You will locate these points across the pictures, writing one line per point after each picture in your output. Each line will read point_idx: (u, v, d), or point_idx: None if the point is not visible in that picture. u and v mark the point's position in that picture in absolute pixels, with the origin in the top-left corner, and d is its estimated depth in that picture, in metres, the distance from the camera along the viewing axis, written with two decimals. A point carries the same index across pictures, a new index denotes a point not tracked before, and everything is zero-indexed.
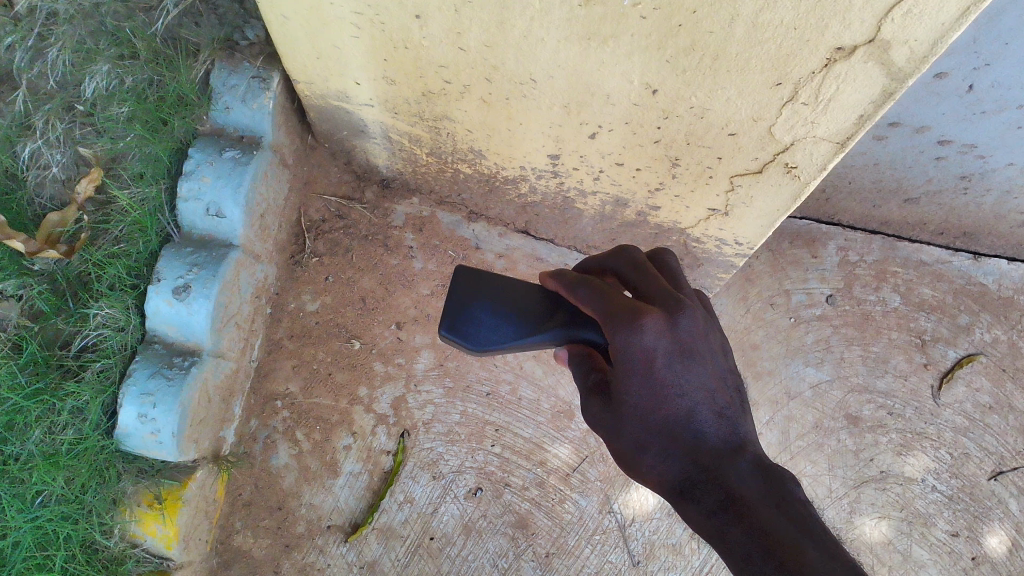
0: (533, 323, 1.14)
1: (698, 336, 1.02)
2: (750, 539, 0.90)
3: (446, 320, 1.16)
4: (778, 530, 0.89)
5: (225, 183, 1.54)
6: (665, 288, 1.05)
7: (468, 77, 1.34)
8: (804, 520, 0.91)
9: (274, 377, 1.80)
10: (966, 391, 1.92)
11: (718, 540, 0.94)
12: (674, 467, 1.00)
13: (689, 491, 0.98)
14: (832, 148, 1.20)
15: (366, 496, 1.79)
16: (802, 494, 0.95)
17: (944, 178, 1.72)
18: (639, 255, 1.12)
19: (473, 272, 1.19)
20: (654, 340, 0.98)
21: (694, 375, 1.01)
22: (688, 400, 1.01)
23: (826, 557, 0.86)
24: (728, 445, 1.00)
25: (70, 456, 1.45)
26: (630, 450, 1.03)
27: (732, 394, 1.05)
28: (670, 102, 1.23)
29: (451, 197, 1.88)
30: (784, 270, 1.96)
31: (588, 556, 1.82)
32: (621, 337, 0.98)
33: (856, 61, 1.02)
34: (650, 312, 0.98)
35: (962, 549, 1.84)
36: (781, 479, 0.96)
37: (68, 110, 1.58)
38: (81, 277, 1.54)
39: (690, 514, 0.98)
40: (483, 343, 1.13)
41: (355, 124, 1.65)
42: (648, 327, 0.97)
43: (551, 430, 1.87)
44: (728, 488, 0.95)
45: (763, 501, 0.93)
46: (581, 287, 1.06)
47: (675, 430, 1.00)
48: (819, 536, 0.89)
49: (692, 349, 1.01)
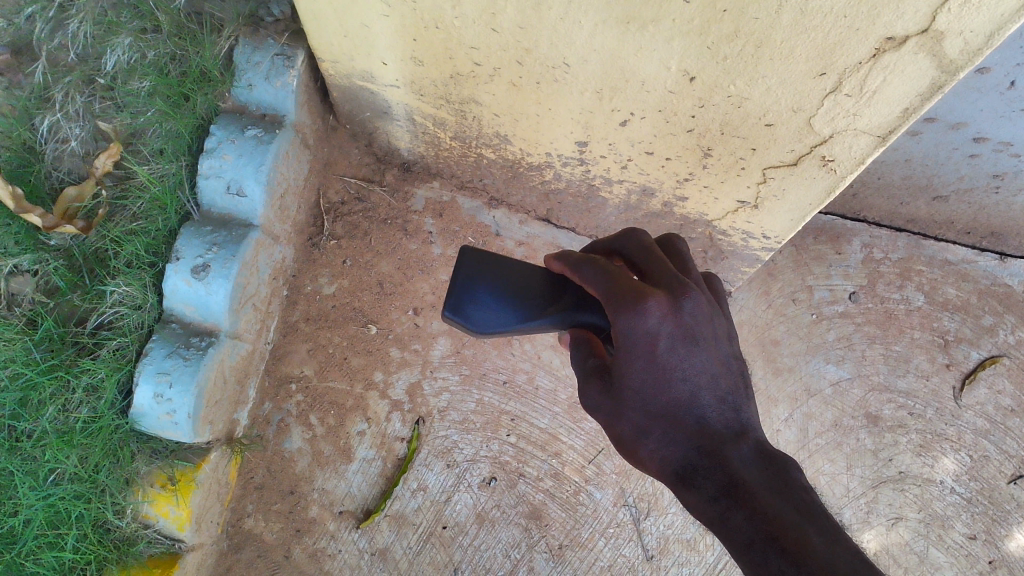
0: (536, 308, 1.12)
1: (703, 319, 0.99)
2: (752, 524, 0.88)
3: (450, 299, 1.12)
4: (781, 515, 0.88)
5: (247, 162, 1.51)
6: (671, 271, 1.01)
7: (499, 59, 1.31)
8: (807, 506, 0.90)
9: (289, 360, 1.78)
10: (988, 393, 1.90)
11: (718, 526, 0.91)
12: (677, 451, 0.98)
13: (690, 476, 0.96)
14: (872, 142, 1.17)
15: (379, 483, 1.77)
16: (803, 481, 0.94)
17: (976, 176, 1.69)
18: (646, 238, 1.08)
19: (479, 253, 1.16)
20: (657, 323, 0.95)
21: (698, 361, 0.99)
22: (691, 384, 0.98)
23: (828, 541, 0.84)
24: (730, 431, 0.98)
25: (85, 434, 1.43)
26: (630, 434, 1.01)
27: (738, 380, 1.03)
28: (707, 90, 1.20)
29: (472, 182, 1.85)
30: (807, 266, 1.93)
31: (601, 549, 1.80)
32: (623, 320, 0.95)
33: (907, 52, 0.99)
34: (655, 295, 0.95)
35: (979, 553, 1.82)
36: (784, 464, 0.95)
37: (88, 83, 1.55)
38: (97, 254, 1.52)
39: (690, 501, 0.96)
40: (486, 327, 1.11)
41: (379, 105, 1.63)
42: (652, 309, 0.95)
43: (567, 421, 1.84)
44: (730, 474, 0.93)
45: (765, 488, 0.92)
46: (587, 266, 1.02)
47: (678, 415, 0.98)
48: (820, 521, 0.88)
49: (695, 332, 0.98)
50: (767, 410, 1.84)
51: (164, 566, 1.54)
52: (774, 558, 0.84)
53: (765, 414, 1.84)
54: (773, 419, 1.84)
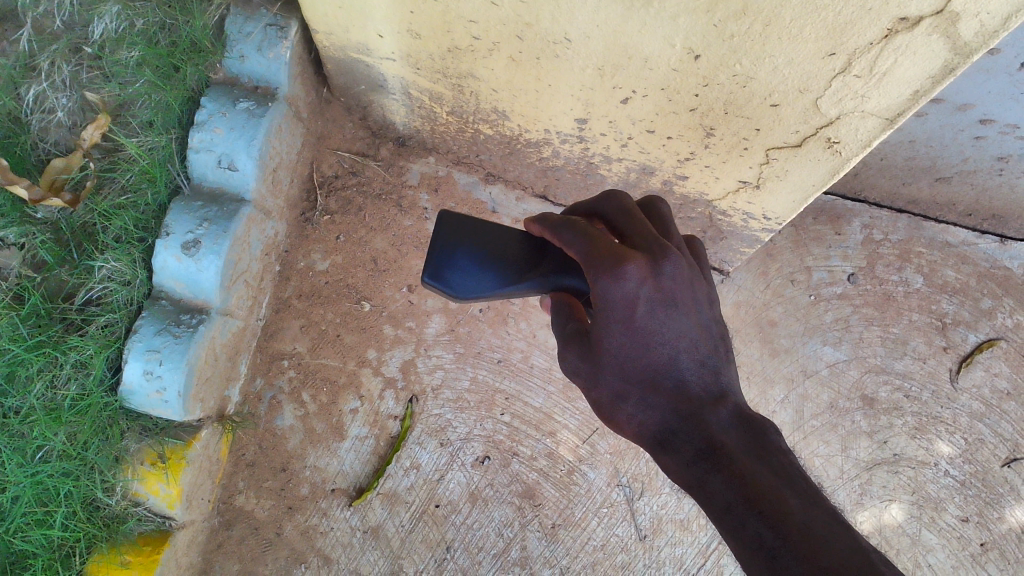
0: (517, 271, 1.08)
1: (683, 283, 0.96)
2: (730, 489, 0.87)
3: (429, 265, 1.07)
4: (760, 478, 0.88)
5: (238, 135, 1.48)
6: (652, 235, 0.97)
7: (499, 34, 1.28)
8: (785, 468, 0.90)
9: (282, 336, 1.75)
10: (984, 375, 1.89)
11: (696, 489, 0.91)
12: (656, 415, 0.96)
13: (669, 441, 0.95)
14: (880, 125, 1.15)
15: (372, 461, 1.76)
16: (782, 443, 0.93)
17: (980, 158, 1.67)
18: (630, 202, 1.03)
19: (455, 217, 1.11)
20: (636, 288, 0.92)
21: (676, 325, 0.97)
22: (670, 348, 0.96)
23: (806, 503, 0.85)
24: (709, 395, 0.97)
25: (73, 412, 1.41)
26: (608, 399, 0.99)
27: (717, 344, 1.01)
28: (711, 69, 1.17)
29: (468, 158, 1.82)
30: (806, 246, 1.91)
31: (594, 528, 1.80)
32: (601, 283, 0.92)
33: (920, 34, 0.96)
34: (635, 260, 0.91)
35: (971, 535, 1.83)
36: (762, 428, 0.94)
37: (75, 52, 1.51)
38: (85, 228, 1.48)
39: (669, 464, 0.95)
40: (468, 292, 1.07)
41: (374, 78, 1.59)
42: (631, 274, 0.91)
43: (561, 401, 1.82)
44: (710, 437, 0.92)
45: (744, 451, 0.91)
46: (568, 228, 0.97)
47: (656, 379, 0.97)
48: (797, 483, 0.88)
49: (674, 297, 0.96)
50: (763, 391, 1.83)
51: (154, 545, 1.53)
52: (753, 523, 0.84)
53: (760, 395, 1.83)
54: (769, 400, 1.83)
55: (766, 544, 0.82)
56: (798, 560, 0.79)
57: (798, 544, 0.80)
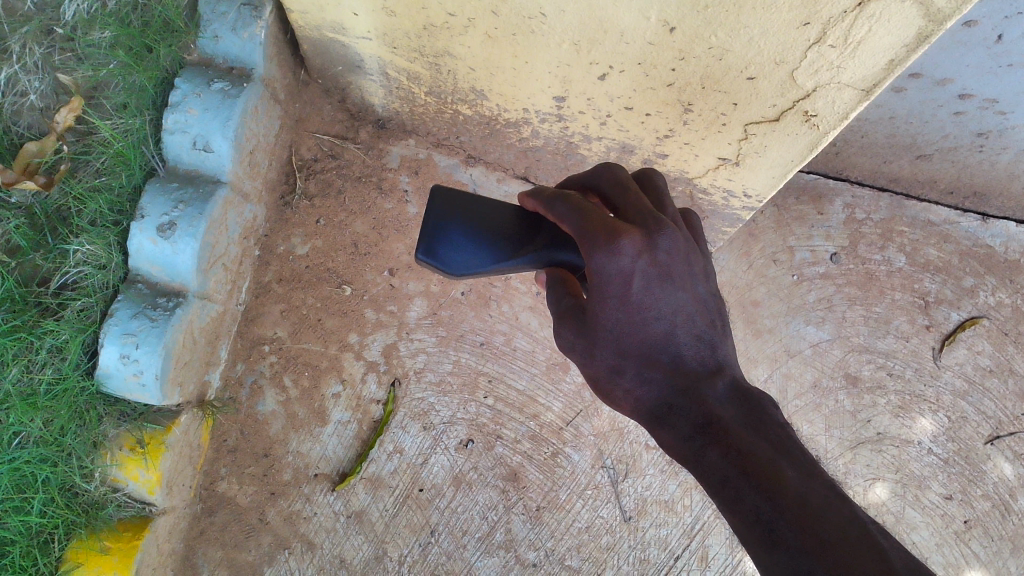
0: (512, 246, 1.07)
1: (679, 258, 0.96)
2: (727, 461, 0.88)
3: (423, 242, 1.06)
4: (757, 451, 0.87)
5: (213, 116, 1.46)
6: (646, 209, 0.97)
7: (474, 9, 1.27)
8: (781, 441, 0.90)
9: (262, 321, 1.74)
10: (967, 353, 1.89)
11: (692, 463, 0.91)
12: (652, 391, 0.96)
13: (665, 416, 0.95)
14: (856, 96, 1.14)
15: (355, 445, 1.75)
16: (779, 417, 0.93)
17: (960, 134, 1.67)
18: (623, 175, 1.02)
19: (448, 193, 1.10)
20: (630, 263, 0.91)
21: (672, 300, 0.96)
22: (666, 324, 0.96)
23: (803, 476, 0.85)
24: (706, 369, 0.97)
25: (49, 397, 1.40)
26: (605, 374, 0.98)
27: (714, 317, 1.01)
28: (687, 42, 1.16)
29: (449, 140, 1.81)
30: (788, 226, 1.90)
31: (579, 511, 1.80)
32: (596, 259, 0.91)
33: (893, 1, 0.96)
34: (629, 234, 0.91)
35: (955, 512, 1.83)
36: (759, 402, 0.94)
37: (46, 35, 1.47)
38: (60, 212, 1.46)
39: (666, 440, 0.95)
40: (463, 267, 1.05)
41: (352, 59, 1.57)
42: (625, 249, 0.91)
43: (545, 383, 1.82)
44: (706, 411, 0.92)
45: (740, 425, 0.91)
46: (561, 202, 0.96)
47: (652, 354, 0.96)
48: (795, 456, 0.87)
49: (670, 271, 0.95)
50: (746, 371, 1.83)
51: (134, 530, 1.51)
52: (750, 495, 0.84)
53: (744, 375, 1.83)
54: (753, 380, 1.83)
55: (764, 516, 0.82)
56: (796, 533, 0.79)
57: (797, 516, 0.81)
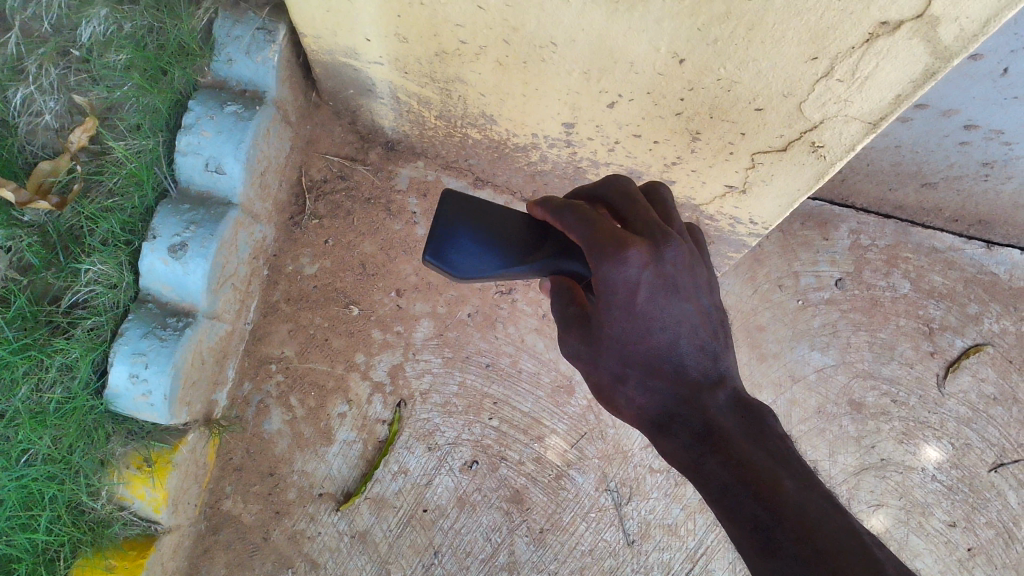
0: (520, 253, 1.07)
1: (685, 269, 0.95)
2: (726, 470, 0.89)
3: (431, 244, 1.08)
4: (756, 462, 0.90)
5: (226, 138, 1.48)
6: (653, 219, 0.95)
7: (486, 37, 1.28)
8: (781, 452, 0.92)
9: (270, 340, 1.75)
10: (971, 380, 1.90)
11: (693, 471, 0.93)
12: (655, 399, 0.97)
13: (667, 424, 0.96)
14: (863, 129, 1.15)
15: (360, 465, 1.76)
16: (778, 429, 0.96)
17: (965, 164, 1.68)
18: (630, 185, 1.01)
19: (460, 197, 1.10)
20: (638, 272, 0.90)
21: (677, 310, 0.96)
22: (670, 333, 0.96)
23: (801, 486, 0.88)
24: (708, 380, 0.97)
25: (58, 415, 1.40)
26: (607, 381, 0.98)
27: (717, 329, 1.01)
28: (697, 73, 1.18)
29: (457, 162, 1.82)
30: (794, 251, 1.91)
31: (583, 533, 1.80)
32: (603, 268, 0.90)
33: (901, 38, 0.97)
34: (637, 244, 0.89)
35: (959, 540, 1.83)
36: (759, 413, 0.96)
37: (62, 55, 1.50)
38: (72, 231, 1.48)
39: (667, 448, 0.96)
40: (470, 272, 1.07)
41: (363, 82, 1.59)
42: (634, 259, 0.89)
43: (549, 406, 1.82)
44: (707, 420, 0.94)
45: (740, 435, 0.93)
46: (569, 212, 0.95)
47: (656, 363, 0.96)
48: (793, 466, 0.90)
49: (675, 281, 0.94)
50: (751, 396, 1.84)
51: (139, 549, 1.52)
52: (749, 504, 0.86)
53: None
54: None
55: (762, 524, 0.84)
56: (793, 541, 0.82)
57: (795, 525, 0.83)
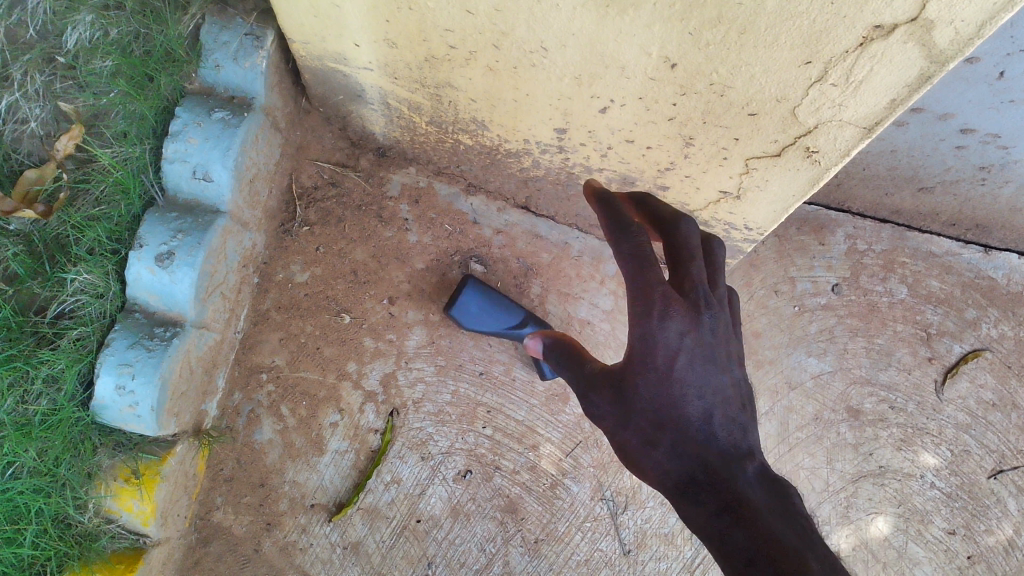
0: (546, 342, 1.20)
1: (720, 340, 1.05)
2: (749, 541, 0.88)
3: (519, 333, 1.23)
4: (782, 538, 0.87)
5: (213, 146, 1.46)
6: (701, 282, 1.06)
7: (476, 42, 1.27)
8: (808, 534, 0.89)
9: (260, 349, 1.73)
10: (969, 386, 1.88)
11: (716, 542, 0.91)
12: (680, 465, 0.97)
13: (688, 489, 0.96)
14: (857, 133, 1.14)
15: (352, 475, 1.74)
16: (804, 510, 0.93)
17: (962, 168, 1.66)
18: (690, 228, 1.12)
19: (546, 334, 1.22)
20: (676, 338, 1.02)
21: (711, 380, 1.02)
22: (704, 403, 1.00)
23: (827, 569, 0.84)
24: (738, 451, 0.98)
25: (44, 428, 1.38)
26: (636, 444, 1.01)
27: (745, 400, 1.04)
28: (689, 78, 1.16)
29: (450, 168, 1.80)
30: (790, 257, 1.90)
31: (578, 543, 1.77)
32: (641, 324, 1.03)
33: (895, 42, 0.96)
34: (675, 310, 1.03)
35: (958, 548, 1.82)
36: (785, 492, 0.94)
37: (48, 62, 1.46)
38: (59, 240, 1.45)
39: (688, 516, 0.95)
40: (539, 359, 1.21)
41: (352, 88, 1.57)
42: (671, 324, 1.02)
43: (544, 414, 1.80)
44: (736, 493, 0.92)
45: (769, 510, 0.91)
46: (626, 244, 1.08)
47: (684, 427, 0.99)
48: (817, 549, 0.87)
49: (713, 349, 1.04)
50: None
51: (127, 562, 1.50)
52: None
53: None
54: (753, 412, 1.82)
55: None
56: None
57: None
